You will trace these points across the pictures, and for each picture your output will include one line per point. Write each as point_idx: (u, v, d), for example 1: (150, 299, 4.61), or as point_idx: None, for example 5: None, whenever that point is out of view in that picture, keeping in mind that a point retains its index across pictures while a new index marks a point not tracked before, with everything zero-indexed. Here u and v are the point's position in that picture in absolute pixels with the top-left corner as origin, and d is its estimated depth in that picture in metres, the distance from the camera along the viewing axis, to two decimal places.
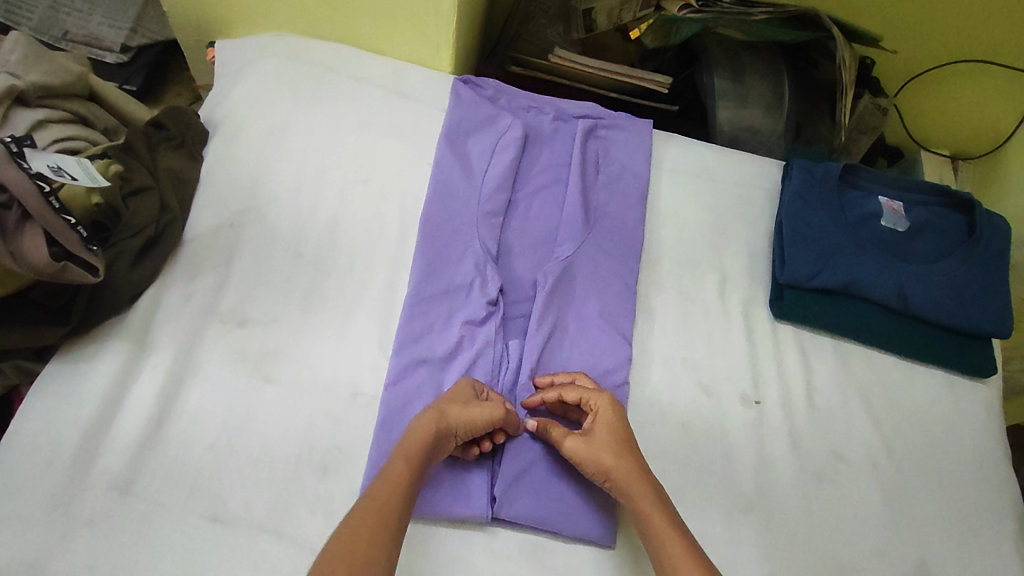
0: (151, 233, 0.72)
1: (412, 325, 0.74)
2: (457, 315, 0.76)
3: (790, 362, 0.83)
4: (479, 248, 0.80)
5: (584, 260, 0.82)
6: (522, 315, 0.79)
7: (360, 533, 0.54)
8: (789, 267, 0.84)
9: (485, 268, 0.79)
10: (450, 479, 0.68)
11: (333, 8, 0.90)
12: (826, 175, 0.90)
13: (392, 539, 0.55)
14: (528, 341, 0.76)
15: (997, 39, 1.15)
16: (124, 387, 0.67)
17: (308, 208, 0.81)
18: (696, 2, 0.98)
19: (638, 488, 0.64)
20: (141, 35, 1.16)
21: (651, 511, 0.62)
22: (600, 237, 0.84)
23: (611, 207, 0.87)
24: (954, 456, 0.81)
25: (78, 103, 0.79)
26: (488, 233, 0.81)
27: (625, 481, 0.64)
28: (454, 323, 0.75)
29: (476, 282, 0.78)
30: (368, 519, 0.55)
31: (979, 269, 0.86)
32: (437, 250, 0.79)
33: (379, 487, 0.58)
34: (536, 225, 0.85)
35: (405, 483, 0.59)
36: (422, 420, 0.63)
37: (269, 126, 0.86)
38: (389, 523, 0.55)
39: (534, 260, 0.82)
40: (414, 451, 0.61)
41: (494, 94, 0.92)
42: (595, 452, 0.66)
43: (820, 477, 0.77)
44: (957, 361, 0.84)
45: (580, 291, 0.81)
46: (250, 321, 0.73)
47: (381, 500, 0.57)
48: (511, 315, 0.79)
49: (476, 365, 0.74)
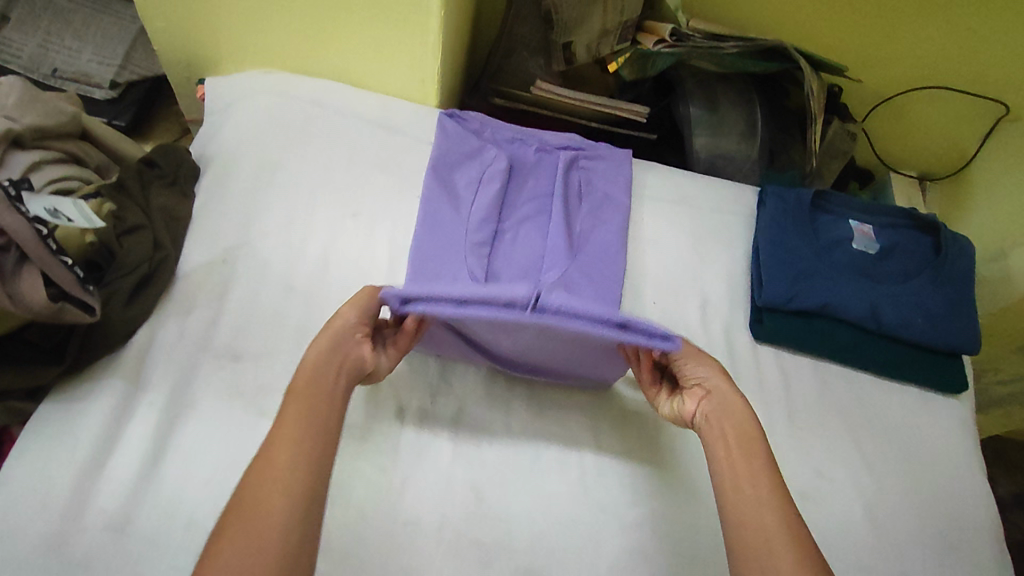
0: (145, 271, 0.73)
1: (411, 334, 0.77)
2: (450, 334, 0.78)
3: (770, 382, 0.86)
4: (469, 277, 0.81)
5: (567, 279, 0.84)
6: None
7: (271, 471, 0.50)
8: (767, 291, 0.88)
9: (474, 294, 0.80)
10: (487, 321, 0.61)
11: (321, 44, 0.94)
12: (798, 201, 0.93)
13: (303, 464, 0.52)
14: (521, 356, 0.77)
15: (953, 70, 1.21)
16: (119, 424, 0.68)
17: (299, 242, 0.83)
18: (669, 37, 1.02)
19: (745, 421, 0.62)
20: (130, 71, 1.19)
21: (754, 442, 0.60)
22: (585, 258, 0.87)
23: (595, 229, 0.90)
24: (929, 470, 0.84)
25: (71, 143, 0.80)
26: (479, 258, 0.84)
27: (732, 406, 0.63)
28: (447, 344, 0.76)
29: None
30: (279, 449, 0.52)
31: (946, 288, 0.90)
32: (428, 275, 0.81)
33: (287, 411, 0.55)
34: (524, 247, 0.88)
35: (314, 404, 0.56)
36: (320, 338, 0.61)
37: (258, 162, 0.88)
38: (291, 461, 0.51)
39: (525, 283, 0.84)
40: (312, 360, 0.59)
41: (479, 126, 0.96)
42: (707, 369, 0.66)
43: (804, 495, 0.79)
44: (930, 378, 0.88)
45: None
46: (244, 356, 0.74)
47: (285, 428, 0.53)
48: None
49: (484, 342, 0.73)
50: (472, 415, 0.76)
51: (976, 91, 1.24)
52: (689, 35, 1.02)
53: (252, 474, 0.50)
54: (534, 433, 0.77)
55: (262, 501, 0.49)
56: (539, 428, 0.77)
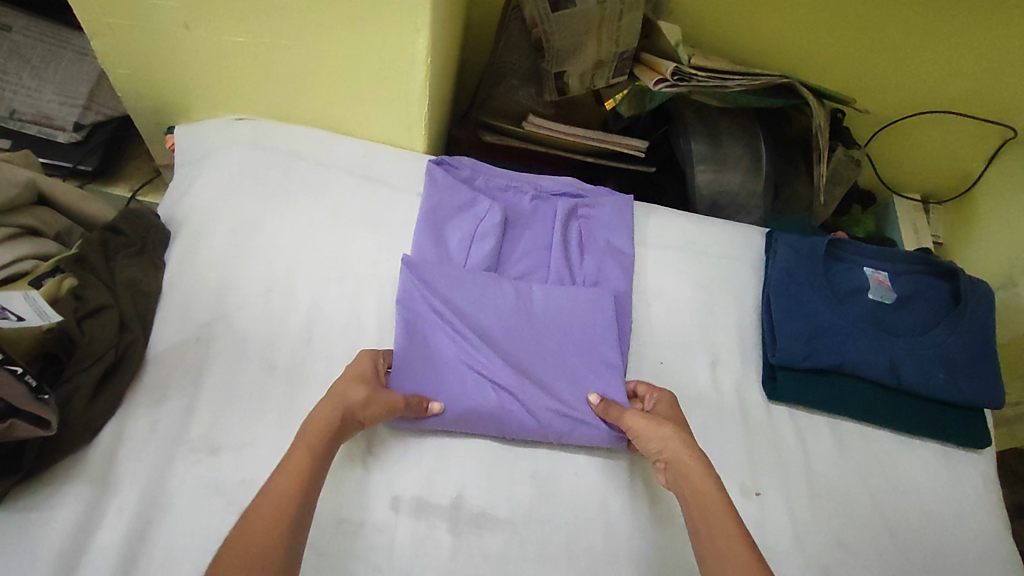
0: (111, 360, 0.67)
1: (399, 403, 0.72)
2: (452, 382, 0.74)
3: (787, 446, 0.81)
4: (466, 326, 0.77)
5: (561, 330, 0.81)
6: (518, 383, 0.75)
7: (278, 500, 0.54)
8: (781, 348, 0.83)
9: (473, 343, 0.76)
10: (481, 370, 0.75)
11: (298, 91, 0.87)
12: (811, 251, 0.89)
13: (310, 498, 0.56)
14: (525, 403, 0.74)
15: (961, 95, 1.17)
16: (83, 536, 0.61)
17: (281, 313, 0.77)
18: (671, 77, 0.94)
19: (695, 472, 0.64)
20: (95, 111, 1.11)
21: (706, 488, 0.62)
22: (584, 314, 0.82)
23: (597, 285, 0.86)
24: (956, 535, 0.80)
25: (27, 215, 0.73)
26: (474, 305, 0.79)
27: (685, 458, 0.66)
28: (450, 383, 0.74)
29: (466, 356, 0.76)
30: (289, 480, 0.56)
31: (967, 338, 0.86)
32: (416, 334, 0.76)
33: (297, 450, 0.59)
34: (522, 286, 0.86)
35: (314, 457, 0.59)
36: (326, 409, 0.63)
37: (234, 223, 0.82)
38: (304, 493, 0.56)
39: (525, 328, 0.80)
40: (314, 436, 0.61)
41: (470, 173, 0.89)
42: (659, 428, 0.69)
43: (828, 571, 0.74)
44: (953, 435, 0.84)
45: (569, 371, 0.78)
46: (222, 449, 0.68)
47: (300, 460, 0.58)
48: (512, 383, 0.74)
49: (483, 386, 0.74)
50: (472, 500, 0.70)
51: (984, 115, 1.19)
52: (690, 75, 0.95)
53: (262, 498, 0.54)
54: (540, 520, 0.70)
55: (265, 526, 0.52)
56: (542, 514, 0.71)
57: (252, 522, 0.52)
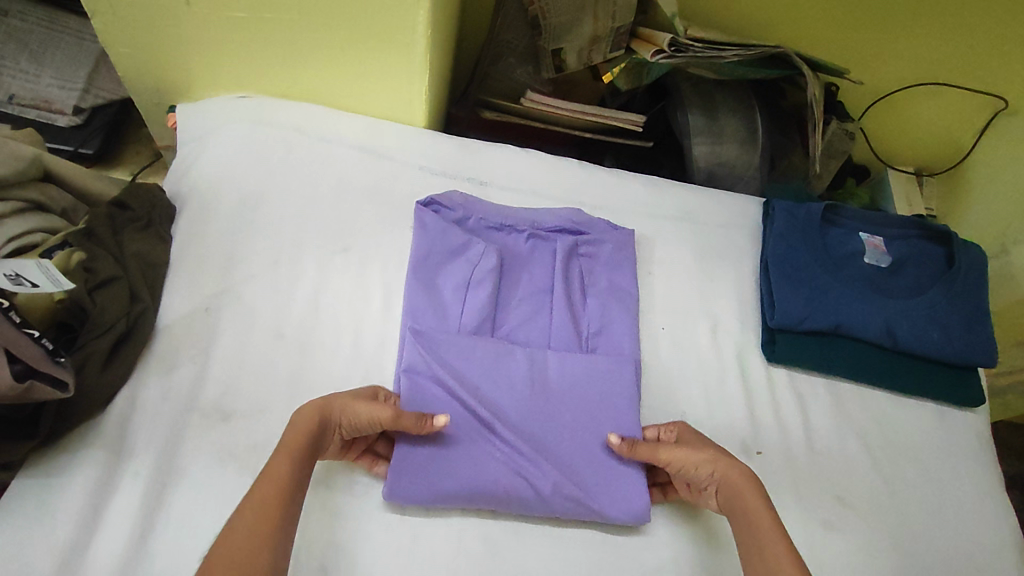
0: (122, 328, 0.68)
1: (399, 487, 0.66)
2: (458, 461, 0.69)
3: (786, 406, 0.83)
4: (468, 398, 0.72)
5: (577, 395, 0.75)
6: (531, 460, 0.70)
7: (265, 507, 0.54)
8: (780, 312, 0.85)
9: (477, 416, 0.71)
10: (490, 444, 0.70)
11: (299, 67, 0.88)
12: (808, 217, 0.91)
13: (293, 505, 0.56)
14: (541, 483, 0.68)
15: (953, 66, 1.18)
16: (101, 499, 0.63)
17: (288, 284, 0.78)
18: (668, 48, 0.95)
19: (739, 481, 0.65)
20: (94, 95, 1.11)
21: (749, 498, 0.63)
22: (599, 372, 0.77)
23: (604, 330, 0.82)
24: (951, 490, 0.82)
25: (33, 189, 0.74)
26: (476, 367, 0.74)
27: (723, 471, 0.66)
28: (456, 463, 0.69)
29: (472, 431, 0.71)
30: (273, 488, 0.55)
31: (960, 300, 0.88)
32: (418, 406, 0.71)
33: (279, 458, 0.58)
34: (527, 337, 0.81)
35: (295, 471, 0.57)
36: (304, 411, 0.62)
37: (239, 197, 0.83)
38: (287, 499, 0.55)
39: (534, 386, 0.74)
40: (297, 444, 0.59)
41: (462, 214, 0.86)
42: (695, 447, 0.69)
43: (828, 526, 0.75)
44: (948, 394, 0.86)
45: (583, 430, 0.73)
46: (234, 414, 0.69)
47: (283, 467, 0.57)
48: (522, 462, 0.69)
49: (491, 467, 0.69)
50: None
51: (976, 86, 1.21)
52: (688, 45, 0.96)
53: (245, 504, 0.54)
54: None
55: (252, 527, 0.52)
56: None
57: (240, 525, 0.52)
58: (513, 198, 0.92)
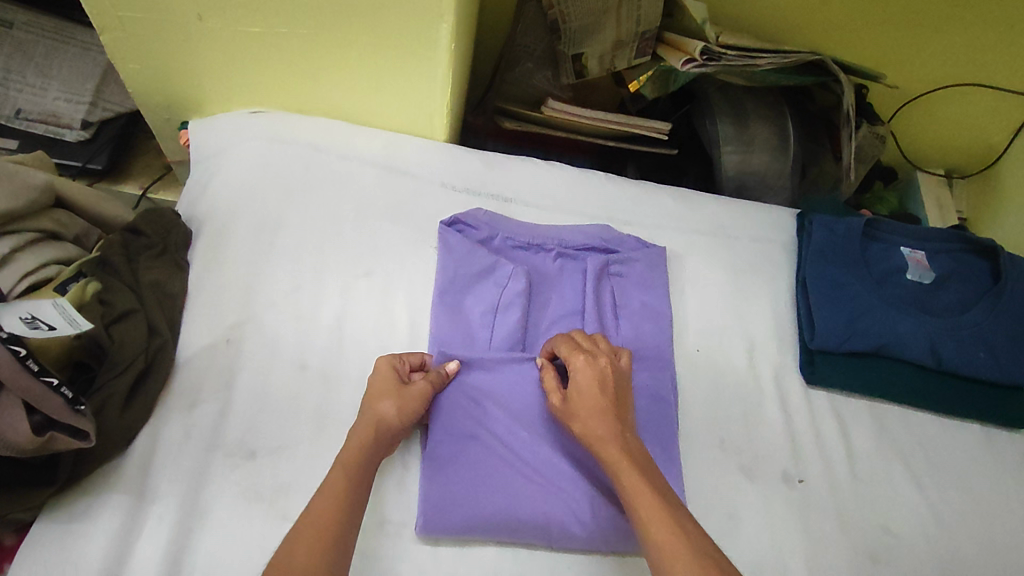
0: (141, 366, 0.65)
1: (435, 515, 0.64)
2: (493, 488, 0.66)
3: (828, 431, 0.80)
4: (501, 422, 0.70)
5: None
6: (570, 485, 0.68)
7: (318, 520, 0.53)
8: (820, 333, 0.82)
9: (511, 440, 0.69)
10: (526, 468, 0.68)
11: (315, 81, 0.84)
12: (849, 232, 0.88)
13: (351, 515, 0.55)
14: (581, 510, 0.67)
15: (991, 67, 1.14)
16: (124, 546, 0.60)
17: (311, 312, 0.75)
18: (700, 56, 0.91)
19: (612, 454, 0.61)
20: (102, 108, 1.08)
21: (620, 471, 0.60)
22: None
23: (640, 349, 0.79)
24: (1001, 516, 0.78)
25: (46, 217, 0.70)
26: (508, 391, 0.72)
27: (598, 445, 0.62)
28: (491, 491, 0.66)
29: (506, 455, 0.69)
30: (329, 504, 0.55)
31: (1007, 318, 0.84)
32: (451, 436, 0.68)
33: (333, 474, 0.58)
34: None
35: (350, 487, 0.57)
36: (360, 428, 0.62)
37: (257, 221, 0.80)
38: (345, 509, 0.55)
39: None
40: (351, 460, 0.59)
41: (488, 234, 0.82)
42: (573, 414, 0.65)
43: (874, 557, 0.73)
44: (994, 416, 0.83)
45: None
46: (259, 452, 0.66)
47: (338, 484, 0.57)
48: (560, 489, 0.68)
49: (527, 493, 0.67)
50: None
51: (1014, 87, 1.16)
52: (720, 53, 0.92)
53: (302, 524, 0.53)
54: None
55: (305, 546, 0.51)
56: None
57: (292, 546, 0.51)
58: (540, 213, 0.88)
